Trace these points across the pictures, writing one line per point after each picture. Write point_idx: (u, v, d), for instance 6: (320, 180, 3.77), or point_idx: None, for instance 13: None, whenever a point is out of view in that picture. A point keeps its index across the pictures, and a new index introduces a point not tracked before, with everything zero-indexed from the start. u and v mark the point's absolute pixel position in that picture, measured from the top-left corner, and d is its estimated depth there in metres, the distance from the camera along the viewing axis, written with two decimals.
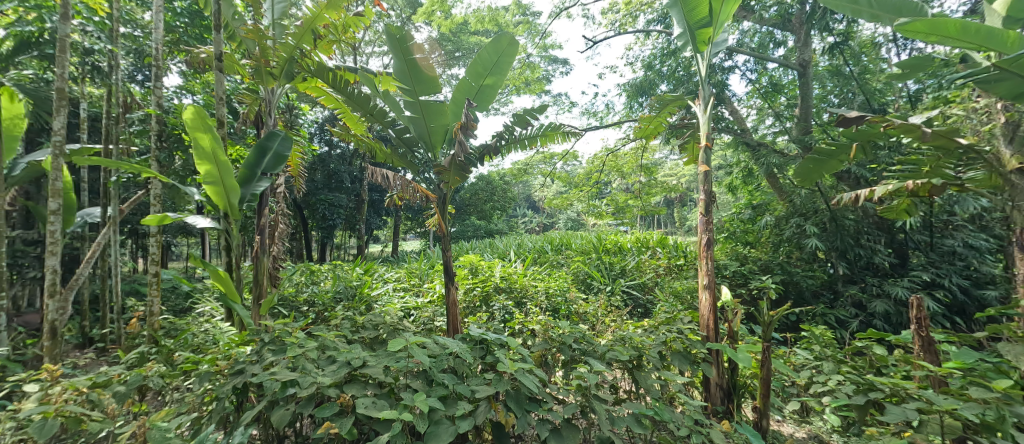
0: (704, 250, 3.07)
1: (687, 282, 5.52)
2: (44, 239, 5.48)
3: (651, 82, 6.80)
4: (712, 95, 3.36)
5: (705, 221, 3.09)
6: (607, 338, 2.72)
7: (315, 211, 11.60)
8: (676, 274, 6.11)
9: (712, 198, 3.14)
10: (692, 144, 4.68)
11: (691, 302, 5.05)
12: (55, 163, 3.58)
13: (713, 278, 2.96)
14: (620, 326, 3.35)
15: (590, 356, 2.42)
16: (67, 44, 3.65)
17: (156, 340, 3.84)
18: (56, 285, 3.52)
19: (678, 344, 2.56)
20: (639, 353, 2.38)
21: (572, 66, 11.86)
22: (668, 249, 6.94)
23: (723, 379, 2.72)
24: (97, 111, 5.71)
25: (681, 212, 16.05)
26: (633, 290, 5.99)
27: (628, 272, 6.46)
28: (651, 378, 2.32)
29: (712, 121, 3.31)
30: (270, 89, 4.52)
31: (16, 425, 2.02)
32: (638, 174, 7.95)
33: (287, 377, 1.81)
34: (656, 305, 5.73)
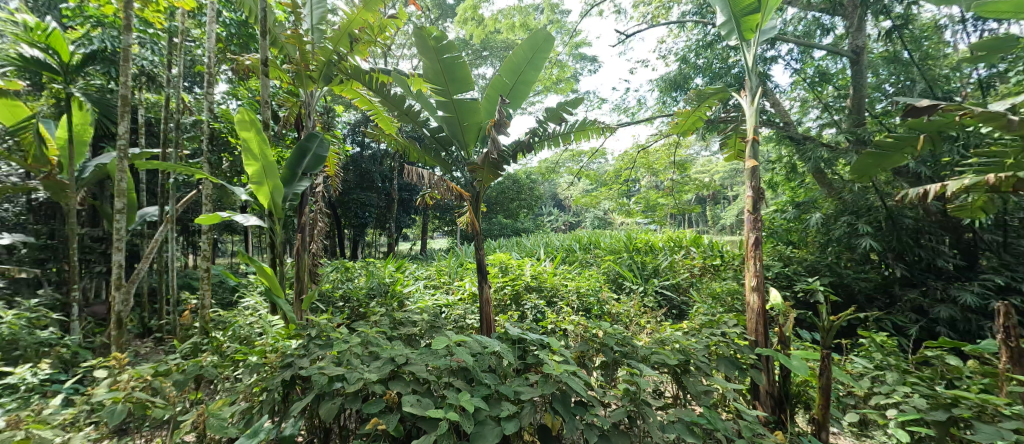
0: (750, 249, 2.93)
1: (726, 283, 5.29)
2: (108, 236, 5.90)
3: (686, 76, 6.53)
4: (761, 86, 3.20)
5: (753, 218, 2.95)
6: (648, 341, 2.64)
7: (348, 209, 11.95)
8: (713, 275, 5.87)
9: (760, 196, 3.00)
10: (733, 139, 4.47)
11: (732, 304, 4.83)
12: (120, 166, 3.84)
13: (761, 280, 2.84)
14: (658, 327, 3.27)
15: (632, 359, 2.35)
16: (129, 54, 3.88)
17: (208, 332, 4.04)
18: (120, 279, 3.77)
19: (724, 349, 2.46)
20: (683, 357, 2.30)
21: (601, 63, 11.69)
22: (704, 248, 6.58)
23: (772, 387, 2.61)
24: (153, 116, 6.09)
25: (715, 210, 15.46)
26: (667, 291, 5.82)
27: (661, 272, 6.28)
28: (698, 384, 2.22)
29: (759, 114, 3.15)
30: (309, 92, 4.67)
31: (90, 408, 2.16)
32: (670, 171, 7.70)
33: (335, 372, 1.85)
34: (691, 307, 5.53)
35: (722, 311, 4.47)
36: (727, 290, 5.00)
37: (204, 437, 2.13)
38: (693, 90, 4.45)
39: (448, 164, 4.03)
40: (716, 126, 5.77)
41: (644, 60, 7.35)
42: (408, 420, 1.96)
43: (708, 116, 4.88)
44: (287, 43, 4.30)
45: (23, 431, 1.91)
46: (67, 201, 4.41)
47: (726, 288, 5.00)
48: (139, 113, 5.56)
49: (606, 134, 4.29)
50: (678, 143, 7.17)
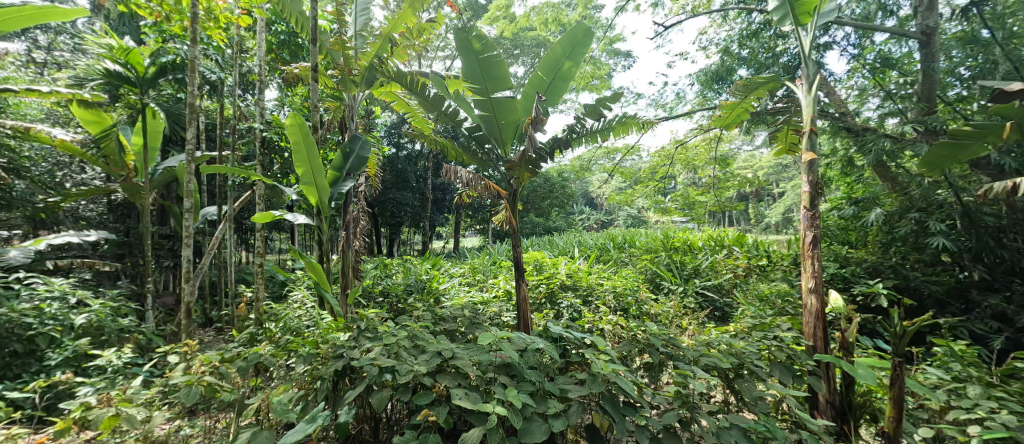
0: (807, 249, 2.79)
1: (775, 285, 5.00)
2: (175, 234, 6.40)
3: (729, 68, 6.21)
4: (819, 74, 3.00)
5: (810, 215, 2.80)
6: (693, 343, 2.56)
7: (385, 208, 12.30)
8: (759, 276, 5.58)
9: (818, 192, 2.83)
10: (784, 132, 4.23)
11: (782, 308, 4.54)
12: (187, 168, 4.15)
13: (818, 281, 2.70)
14: (703, 329, 3.16)
15: (679, 361, 2.29)
16: (194, 65, 4.18)
17: (262, 323, 4.30)
18: (188, 273, 4.07)
19: (778, 353, 2.35)
20: (735, 361, 2.22)
21: (636, 57, 11.39)
22: (748, 247, 6.25)
23: (832, 395, 2.48)
24: (212, 122, 6.54)
25: (757, 208, 14.67)
26: (709, 292, 5.59)
27: (702, 273, 6.03)
28: (752, 389, 2.14)
29: (817, 105, 2.97)
30: (353, 96, 4.85)
31: (167, 389, 2.36)
32: (711, 167, 7.38)
33: (386, 364, 1.92)
34: (736, 309, 5.28)
35: (770, 314, 4.23)
36: (776, 292, 4.74)
37: (267, 421, 2.28)
38: (739, 81, 4.24)
39: (485, 162, 4.05)
40: (762, 119, 5.46)
41: (683, 52, 7.07)
42: (456, 412, 2.02)
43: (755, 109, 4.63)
44: (334, 49, 4.48)
45: (114, 408, 2.13)
46: (141, 201, 4.82)
47: (775, 290, 4.73)
48: (200, 120, 5.98)
49: (645, 130, 4.18)
50: (720, 137, 6.85)
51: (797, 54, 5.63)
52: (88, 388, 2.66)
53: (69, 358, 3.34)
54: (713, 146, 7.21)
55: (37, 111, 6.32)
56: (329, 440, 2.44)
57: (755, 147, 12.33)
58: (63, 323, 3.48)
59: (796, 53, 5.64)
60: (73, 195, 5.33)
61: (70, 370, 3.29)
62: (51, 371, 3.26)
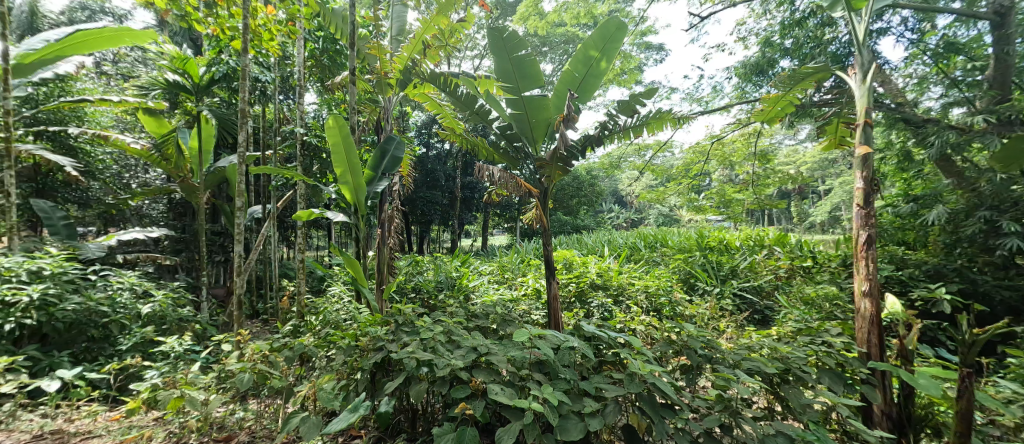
0: (861, 250, 2.67)
1: (822, 287, 4.73)
2: (225, 231, 6.80)
3: (770, 59, 5.93)
4: (874, 62, 2.80)
5: (864, 214, 2.68)
6: (733, 346, 2.47)
7: (416, 207, 12.57)
8: (802, 277, 5.31)
9: (873, 189, 2.69)
10: (833, 125, 4.00)
11: (830, 312, 4.27)
12: (238, 169, 4.40)
13: (873, 284, 2.59)
14: (743, 332, 3.04)
15: (719, 364, 2.22)
16: (245, 71, 4.41)
17: (305, 316, 4.50)
18: (239, 267, 4.33)
19: (827, 360, 2.23)
20: (781, 365, 2.13)
21: (668, 51, 11.08)
22: (790, 248, 5.91)
23: (889, 407, 2.37)
24: (257, 126, 6.88)
25: (799, 205, 13.94)
26: (748, 294, 5.38)
27: (740, 274, 5.80)
28: (799, 396, 2.04)
29: (871, 96, 2.78)
30: (388, 99, 5.01)
31: (224, 374, 2.53)
32: (750, 163, 7.08)
33: (424, 357, 1.97)
34: (778, 312, 5.06)
35: (815, 318, 4.01)
36: (822, 295, 4.48)
37: (313, 408, 2.40)
38: (783, 73, 4.02)
39: (516, 160, 4.01)
40: (807, 113, 5.20)
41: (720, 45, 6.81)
42: (493, 407, 2.05)
43: (799, 102, 4.44)
44: (371, 54, 4.63)
45: (179, 390, 2.38)
46: (197, 200, 5.15)
47: (822, 293, 4.47)
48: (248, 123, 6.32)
49: (681, 126, 4.06)
50: (760, 132, 6.53)
51: (847, 42, 5.32)
52: (154, 371, 2.88)
53: (137, 343, 3.61)
54: (752, 142, 6.91)
55: (107, 117, 6.88)
56: (369, 428, 2.54)
57: (798, 142, 11.74)
58: (131, 312, 3.77)
59: (846, 41, 5.38)
60: (138, 194, 5.77)
61: (138, 354, 3.56)
62: (122, 355, 3.55)
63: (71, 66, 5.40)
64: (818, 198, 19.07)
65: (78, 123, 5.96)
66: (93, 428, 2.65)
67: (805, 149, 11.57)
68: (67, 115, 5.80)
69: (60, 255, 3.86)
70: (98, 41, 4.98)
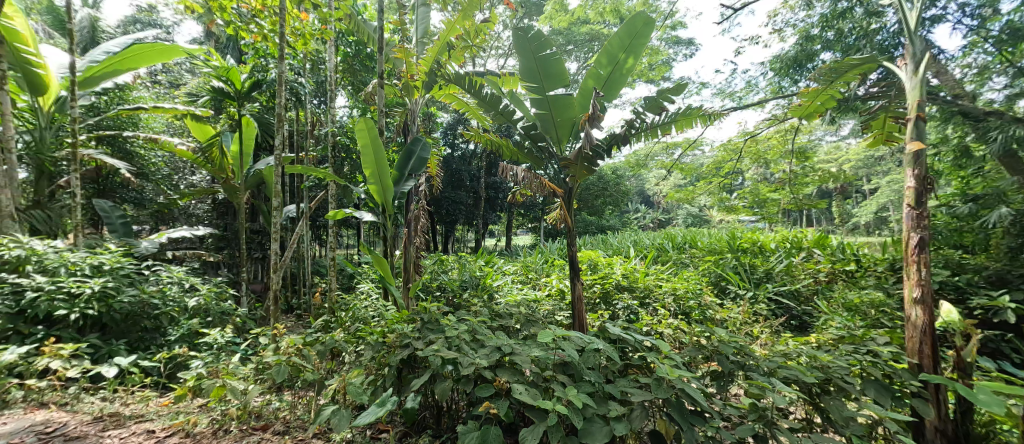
0: (912, 253, 2.64)
1: (865, 292, 4.48)
2: (262, 229, 7.11)
3: (808, 53, 5.72)
4: (927, 51, 2.72)
5: (917, 216, 2.64)
6: (768, 353, 2.41)
7: (441, 207, 12.73)
8: (842, 281, 5.08)
9: (926, 188, 2.66)
10: (880, 120, 3.81)
11: (877, 319, 4.05)
12: (274, 171, 4.59)
13: (927, 291, 2.58)
14: (778, 339, 2.92)
15: (752, 371, 2.16)
16: (282, 77, 4.60)
17: (335, 312, 4.65)
18: (275, 264, 4.51)
19: (872, 370, 2.14)
20: (821, 375, 2.05)
21: (698, 45, 10.79)
22: (831, 250, 5.57)
23: (944, 423, 2.36)
24: (292, 129, 7.14)
25: (842, 205, 13.20)
26: (784, 299, 5.16)
27: (775, 277, 5.57)
28: (842, 408, 1.95)
29: (924, 88, 2.71)
30: (414, 101, 5.16)
31: (262, 365, 2.66)
32: (786, 161, 6.78)
33: (449, 356, 2.00)
34: (817, 318, 4.84)
35: (859, 325, 3.80)
36: (867, 301, 4.24)
37: (343, 401, 2.48)
38: (823, 66, 3.79)
39: (540, 160, 4.02)
40: (850, 108, 4.95)
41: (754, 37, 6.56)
42: (517, 407, 2.07)
43: (841, 97, 4.22)
44: (398, 57, 4.73)
45: (222, 379, 2.53)
46: (237, 200, 5.41)
47: (867, 299, 4.23)
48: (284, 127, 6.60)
49: (712, 122, 3.93)
50: (797, 128, 6.25)
51: (895, 33, 4.98)
52: (199, 362, 3.06)
53: (184, 335, 3.84)
54: (789, 138, 6.61)
55: (158, 123, 7.31)
56: (396, 423, 2.61)
57: (839, 138, 11.15)
58: (179, 305, 4.01)
59: (894, 31, 5.05)
60: (186, 195, 6.12)
61: (185, 345, 3.78)
62: (171, 345, 3.77)
63: (129, 76, 5.82)
64: (863, 198, 18.04)
65: (134, 128, 6.38)
66: (144, 413, 2.84)
67: (847, 145, 10.97)
68: (125, 122, 6.20)
69: (117, 250, 4.13)
70: (149, 55, 5.36)
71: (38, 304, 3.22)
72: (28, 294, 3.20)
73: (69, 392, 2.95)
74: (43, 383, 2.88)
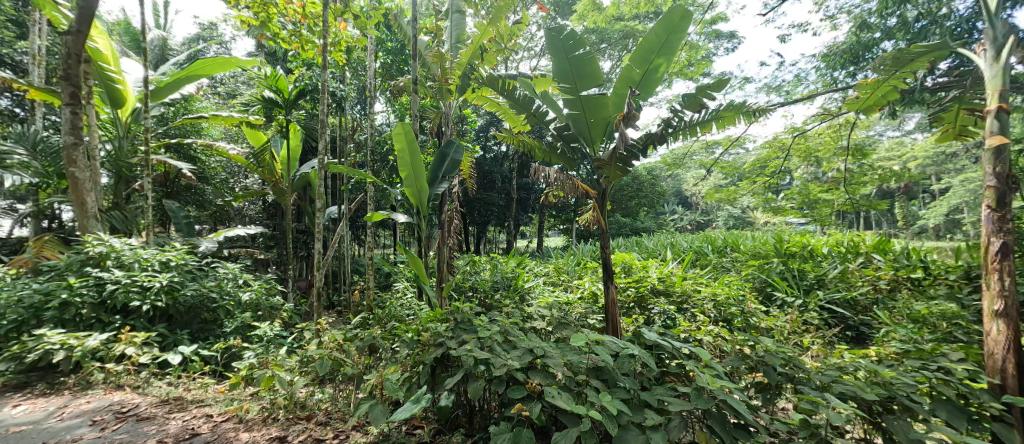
0: (993, 261, 2.63)
1: (931, 303, 4.17)
2: (307, 230, 7.50)
3: (864, 43, 5.38)
4: (1011, 34, 2.63)
5: (998, 219, 2.61)
6: (823, 367, 2.39)
7: (474, 208, 12.89)
8: (901, 290, 4.76)
9: (1009, 188, 2.59)
10: (953, 111, 3.59)
11: (950, 333, 3.77)
12: (319, 173, 4.85)
13: (1012, 302, 2.55)
14: (831, 352, 2.80)
15: (803, 384, 2.13)
16: (324, 85, 4.86)
17: (374, 310, 4.85)
18: (317, 263, 4.76)
19: (943, 390, 2.03)
20: (884, 392, 1.98)
21: (740, 38, 10.40)
22: (892, 255, 5.19)
23: None
24: (336, 133, 7.50)
25: (905, 206, 12.23)
26: (839, 308, 4.86)
27: (828, 284, 5.21)
28: (907, 429, 1.87)
29: (1005, 75, 2.63)
30: (448, 104, 5.31)
31: (308, 358, 2.86)
32: (840, 159, 6.38)
33: (482, 356, 2.08)
34: (877, 329, 4.53)
35: (927, 339, 3.53)
36: (937, 313, 3.95)
37: (381, 396, 2.61)
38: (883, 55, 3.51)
39: (573, 160, 4.07)
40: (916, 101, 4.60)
41: (801, 24, 6.19)
42: (550, 410, 2.12)
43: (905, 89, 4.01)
44: (433, 62, 4.89)
45: (271, 369, 2.75)
46: (285, 201, 5.75)
47: (937, 311, 3.95)
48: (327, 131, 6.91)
49: (757, 119, 3.80)
50: (853, 123, 5.88)
51: (967, 17, 4.59)
52: (251, 353, 3.30)
53: (238, 327, 4.14)
54: (843, 134, 6.24)
55: (216, 131, 7.89)
56: (430, 419, 2.72)
57: (902, 132, 10.31)
58: (234, 299, 4.32)
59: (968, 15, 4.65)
60: (239, 196, 6.56)
61: (238, 337, 4.08)
62: (226, 336, 4.08)
63: (193, 88, 6.31)
64: (931, 198, 16.64)
65: (195, 136, 6.93)
66: (203, 398, 3.10)
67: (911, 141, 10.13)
68: (188, 130, 6.76)
69: (181, 248, 4.51)
70: (210, 67, 5.74)
71: (117, 295, 3.56)
72: (109, 286, 3.56)
73: (141, 377, 3.26)
74: (120, 367, 3.20)
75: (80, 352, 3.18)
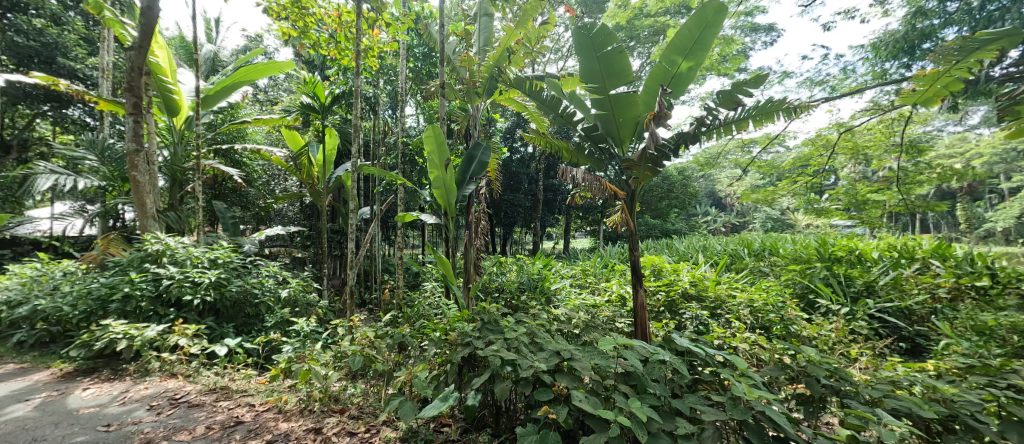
0: None
1: (1002, 314, 3.87)
2: (341, 230, 7.78)
3: (923, 31, 5.03)
4: None
5: None
6: (874, 380, 2.32)
7: (501, 209, 13.00)
8: (966, 301, 4.46)
9: None
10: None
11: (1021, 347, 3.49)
12: (353, 175, 5.03)
13: None
14: (881, 365, 2.67)
15: (849, 398, 2.07)
16: (358, 90, 5.04)
17: (404, 309, 4.99)
18: (351, 263, 4.96)
19: (1012, 409, 1.92)
20: (944, 410, 1.95)
21: (778, 32, 10.02)
22: (952, 261, 4.87)
23: None
24: (369, 136, 7.75)
25: (970, 208, 11.33)
26: (891, 318, 4.59)
27: (879, 291, 4.89)
28: None
29: None
30: (476, 107, 5.40)
31: (341, 354, 3.01)
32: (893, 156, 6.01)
33: (509, 357, 2.14)
34: (935, 341, 4.25)
35: (993, 353, 3.29)
36: (1007, 325, 3.67)
37: (410, 392, 2.71)
38: (946, 44, 3.34)
39: (601, 161, 4.06)
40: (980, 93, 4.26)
41: (850, 11, 5.86)
42: (578, 413, 2.15)
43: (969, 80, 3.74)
44: (461, 66, 4.98)
45: (307, 363, 2.91)
46: (322, 201, 5.99)
47: (1007, 323, 3.67)
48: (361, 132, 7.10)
49: (798, 115, 3.68)
50: (906, 118, 5.52)
51: None
52: (289, 347, 3.48)
53: (278, 323, 4.36)
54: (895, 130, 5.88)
55: (258, 135, 8.32)
56: (457, 417, 2.80)
57: (964, 128, 9.61)
58: (274, 295, 4.56)
59: None
60: (279, 198, 6.89)
61: (278, 332, 4.30)
62: (267, 331, 4.31)
63: (239, 95, 6.68)
64: (1000, 199, 15.34)
65: (239, 140, 7.33)
66: (246, 389, 3.30)
67: (974, 137, 9.41)
68: (234, 135, 7.18)
69: (227, 246, 4.79)
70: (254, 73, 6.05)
71: (171, 290, 3.84)
72: (164, 281, 3.84)
73: (192, 366, 3.49)
74: (173, 356, 3.45)
75: (139, 341, 3.45)
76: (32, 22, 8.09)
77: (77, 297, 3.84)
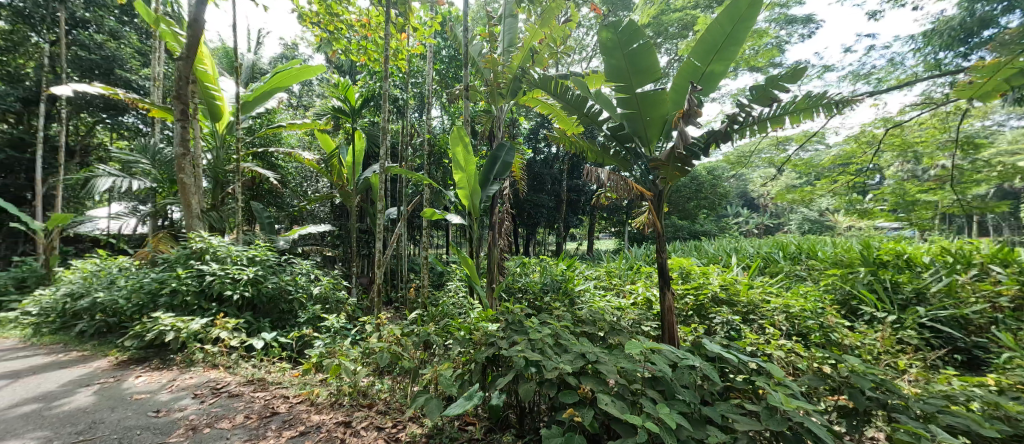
0: None
1: None
2: (369, 229, 7.99)
3: (984, 17, 4.80)
4: None
5: None
6: (925, 394, 2.22)
7: (525, 209, 13.03)
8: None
9: None
10: None
11: None
12: (381, 176, 5.18)
13: None
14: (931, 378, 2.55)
15: (897, 412, 1.98)
16: (387, 93, 5.18)
17: (430, 308, 5.09)
18: (378, 261, 5.10)
19: None
20: (1004, 429, 1.85)
21: (816, 24, 9.65)
22: (1015, 268, 4.57)
23: None
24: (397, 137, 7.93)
25: None
26: (946, 327, 4.34)
27: (931, 299, 4.65)
28: None
29: None
30: (501, 108, 5.44)
31: (369, 350, 3.13)
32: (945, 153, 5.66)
33: (534, 358, 2.17)
34: (997, 354, 3.99)
35: None
36: None
37: (436, 390, 2.78)
38: (1010, 30, 3.24)
39: (626, 161, 4.01)
40: None
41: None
42: (603, 416, 2.17)
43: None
44: (486, 68, 5.03)
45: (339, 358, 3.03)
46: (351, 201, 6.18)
47: None
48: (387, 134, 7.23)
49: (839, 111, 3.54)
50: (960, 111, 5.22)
51: None
52: (320, 342, 3.62)
53: (310, 318, 4.53)
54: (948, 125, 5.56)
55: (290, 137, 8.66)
56: (481, 416, 2.85)
57: None
58: (306, 292, 4.74)
59: None
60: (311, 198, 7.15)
61: (310, 327, 4.47)
62: (300, 326, 4.49)
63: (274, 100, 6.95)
64: None
65: (273, 142, 7.63)
66: (281, 381, 3.46)
67: None
68: (269, 138, 7.49)
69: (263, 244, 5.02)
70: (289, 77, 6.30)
71: (213, 285, 4.06)
72: (207, 277, 4.06)
73: (232, 358, 3.68)
74: (215, 349, 3.65)
75: (185, 333, 3.67)
76: (92, 37, 8.77)
77: (130, 291, 4.12)
